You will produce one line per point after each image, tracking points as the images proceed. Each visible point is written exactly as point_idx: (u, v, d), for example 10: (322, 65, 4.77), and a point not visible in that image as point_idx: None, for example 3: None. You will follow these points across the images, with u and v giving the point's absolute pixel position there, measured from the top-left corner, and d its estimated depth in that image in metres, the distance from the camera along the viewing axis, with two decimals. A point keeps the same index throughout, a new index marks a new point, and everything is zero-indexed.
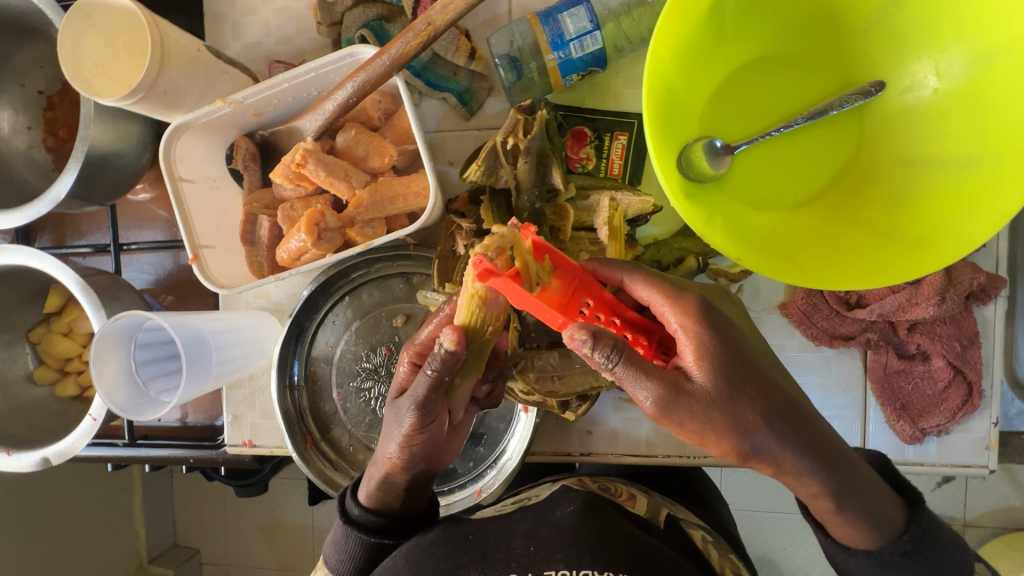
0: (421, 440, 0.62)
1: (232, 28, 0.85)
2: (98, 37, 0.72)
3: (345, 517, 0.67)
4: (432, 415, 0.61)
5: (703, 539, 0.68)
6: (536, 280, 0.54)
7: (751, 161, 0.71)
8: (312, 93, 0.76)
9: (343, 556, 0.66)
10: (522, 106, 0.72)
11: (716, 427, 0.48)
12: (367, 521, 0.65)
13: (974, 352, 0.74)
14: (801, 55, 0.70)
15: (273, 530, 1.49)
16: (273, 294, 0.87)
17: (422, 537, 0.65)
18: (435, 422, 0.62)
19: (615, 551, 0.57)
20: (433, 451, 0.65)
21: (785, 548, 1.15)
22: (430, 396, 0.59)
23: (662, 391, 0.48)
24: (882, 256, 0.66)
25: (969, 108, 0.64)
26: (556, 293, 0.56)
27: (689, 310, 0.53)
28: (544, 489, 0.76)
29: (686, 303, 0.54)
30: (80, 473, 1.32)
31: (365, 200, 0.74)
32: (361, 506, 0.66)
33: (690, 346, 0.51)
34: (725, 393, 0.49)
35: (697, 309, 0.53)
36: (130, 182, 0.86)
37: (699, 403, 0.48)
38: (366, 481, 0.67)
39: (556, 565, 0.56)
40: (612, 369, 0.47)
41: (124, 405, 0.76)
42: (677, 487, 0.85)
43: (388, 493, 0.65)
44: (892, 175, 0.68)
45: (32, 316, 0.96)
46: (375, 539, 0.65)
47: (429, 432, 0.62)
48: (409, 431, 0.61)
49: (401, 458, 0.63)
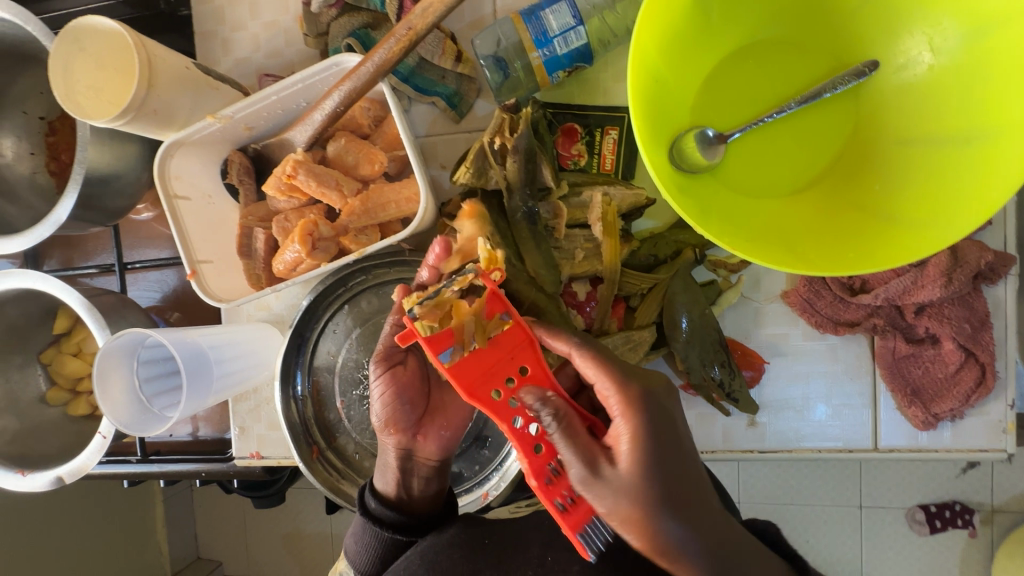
0: (392, 393, 0.68)
1: (223, 45, 0.86)
2: (90, 60, 0.73)
3: (364, 510, 0.67)
4: (395, 363, 0.69)
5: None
6: (472, 339, 0.59)
7: (745, 149, 0.70)
8: (301, 104, 0.77)
9: (363, 551, 0.66)
10: (507, 104, 0.72)
11: (625, 515, 0.48)
12: (383, 511, 0.65)
13: (985, 333, 0.72)
14: (791, 39, 0.69)
15: (293, 539, 1.50)
16: (274, 306, 0.88)
17: (441, 534, 0.64)
18: (393, 372, 0.68)
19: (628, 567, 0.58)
20: (415, 409, 0.69)
21: (808, 541, 1.14)
22: (393, 348, 0.69)
23: (583, 467, 0.50)
24: (880, 239, 0.64)
25: (969, 81, 0.62)
26: (486, 356, 0.59)
27: (634, 406, 0.52)
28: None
29: (628, 394, 0.53)
30: (100, 490, 1.34)
31: (358, 208, 0.74)
32: (378, 500, 0.66)
33: (626, 433, 0.51)
34: (645, 479, 0.48)
35: (638, 405, 0.52)
36: (131, 202, 0.87)
37: (619, 489, 0.48)
38: (378, 468, 0.69)
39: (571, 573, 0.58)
40: (549, 430, 0.52)
41: (129, 422, 0.78)
42: None
43: (388, 461, 0.68)
44: (890, 156, 0.67)
45: (43, 337, 0.98)
46: (391, 533, 0.65)
47: (400, 387, 0.68)
48: (376, 381, 0.68)
49: (382, 420, 0.68)
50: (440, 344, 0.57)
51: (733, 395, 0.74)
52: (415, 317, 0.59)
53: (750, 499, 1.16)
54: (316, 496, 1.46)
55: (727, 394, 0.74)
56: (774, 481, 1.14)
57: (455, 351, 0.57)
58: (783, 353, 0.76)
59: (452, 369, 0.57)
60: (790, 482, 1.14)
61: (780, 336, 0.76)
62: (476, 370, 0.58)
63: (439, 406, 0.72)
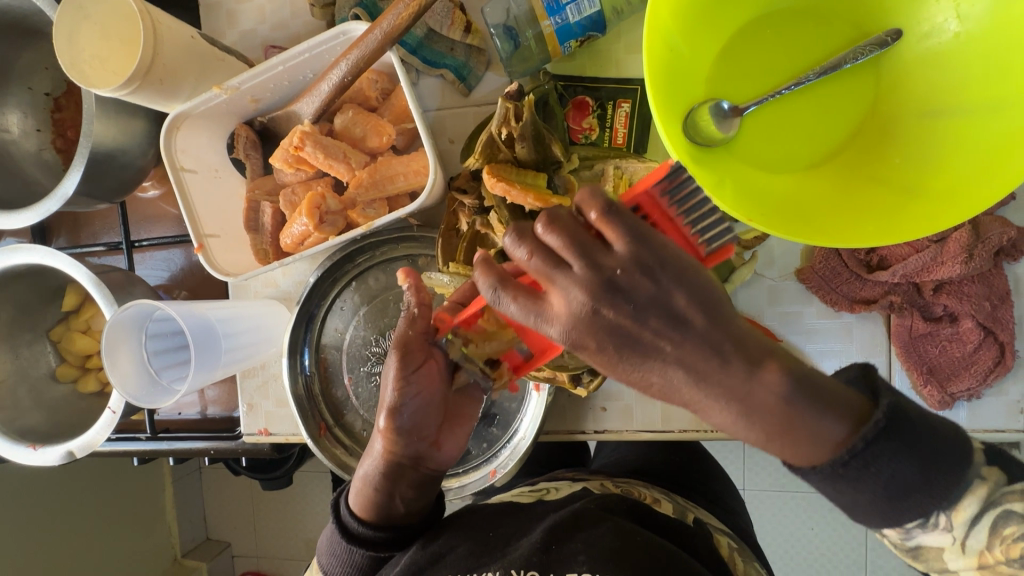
0: (412, 392, 0.63)
1: (229, 17, 0.85)
2: (93, 28, 0.72)
3: (348, 535, 0.65)
4: (425, 356, 0.63)
5: (729, 546, 0.69)
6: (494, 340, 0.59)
7: (761, 122, 0.68)
8: (308, 76, 0.76)
9: (337, 561, 0.65)
10: (512, 89, 0.65)
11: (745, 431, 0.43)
12: (372, 533, 0.64)
13: (1005, 311, 0.70)
14: (810, 8, 0.67)
15: (300, 521, 1.51)
16: (281, 282, 0.87)
17: (431, 541, 0.63)
18: (421, 368, 0.63)
19: (638, 560, 0.55)
20: (432, 413, 0.65)
21: (813, 528, 1.19)
22: (419, 339, 0.63)
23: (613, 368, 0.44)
24: (904, 212, 0.63)
25: (998, 48, 0.60)
26: (534, 341, 0.56)
27: (568, 324, 0.43)
28: (564, 484, 0.75)
29: (576, 335, 0.43)
30: (109, 468, 1.36)
31: (365, 180, 0.73)
32: (363, 523, 0.65)
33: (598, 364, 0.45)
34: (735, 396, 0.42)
35: (571, 324, 0.43)
36: (137, 178, 0.86)
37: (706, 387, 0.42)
38: (357, 489, 0.66)
39: (579, 568, 0.55)
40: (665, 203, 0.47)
41: (137, 394, 0.78)
42: (696, 487, 0.87)
43: (376, 478, 0.64)
44: (912, 129, 0.65)
45: (52, 316, 0.98)
46: (380, 552, 0.64)
47: (418, 385, 0.63)
48: (397, 377, 0.61)
49: (389, 422, 0.63)
50: (517, 363, 0.60)
51: None
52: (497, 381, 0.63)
53: (755, 487, 1.21)
54: (322, 480, 1.46)
55: None
56: (781, 471, 1.19)
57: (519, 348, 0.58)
58: (795, 330, 0.75)
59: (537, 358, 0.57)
60: (799, 473, 1.18)
61: (793, 314, 0.75)
62: (526, 337, 0.55)
63: (450, 420, 0.68)
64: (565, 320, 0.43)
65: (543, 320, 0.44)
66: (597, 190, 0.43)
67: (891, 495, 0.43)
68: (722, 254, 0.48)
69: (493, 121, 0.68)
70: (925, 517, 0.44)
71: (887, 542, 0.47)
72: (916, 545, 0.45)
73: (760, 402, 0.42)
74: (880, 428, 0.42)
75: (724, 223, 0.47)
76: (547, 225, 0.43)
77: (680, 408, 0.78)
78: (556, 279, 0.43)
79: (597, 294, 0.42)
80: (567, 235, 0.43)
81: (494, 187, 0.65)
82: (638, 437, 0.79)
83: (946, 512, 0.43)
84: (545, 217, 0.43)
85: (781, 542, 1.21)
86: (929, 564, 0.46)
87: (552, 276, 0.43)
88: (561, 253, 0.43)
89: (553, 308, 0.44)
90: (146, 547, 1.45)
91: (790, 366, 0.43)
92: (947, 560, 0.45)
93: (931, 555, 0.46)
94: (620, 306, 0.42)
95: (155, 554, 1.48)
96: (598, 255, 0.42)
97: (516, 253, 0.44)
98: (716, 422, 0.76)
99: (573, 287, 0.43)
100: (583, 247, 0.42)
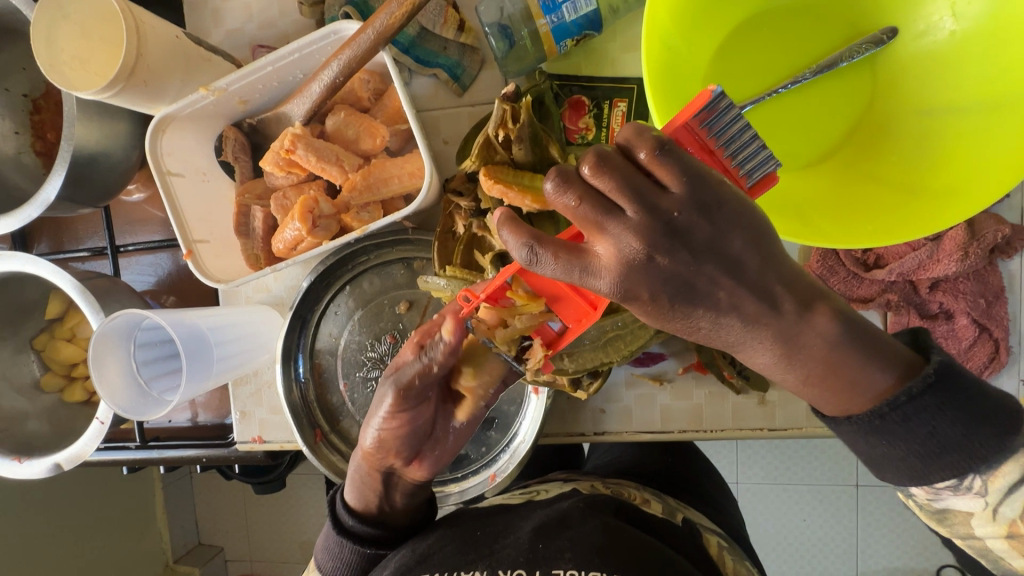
0: (404, 427, 0.61)
1: (214, 15, 0.83)
2: (73, 29, 0.70)
3: (339, 527, 0.65)
4: (424, 399, 0.61)
5: (719, 546, 0.68)
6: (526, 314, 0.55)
7: (762, 122, 0.66)
8: (298, 76, 0.74)
9: (331, 557, 0.65)
10: (508, 90, 0.64)
11: None
12: (361, 526, 0.64)
13: (1000, 308, 0.70)
14: (806, 6, 0.67)
15: (294, 524, 1.50)
16: (273, 288, 0.86)
17: (420, 541, 0.62)
18: (417, 405, 0.61)
19: (624, 559, 0.55)
20: (420, 438, 0.63)
21: (805, 519, 1.20)
22: (424, 387, 0.60)
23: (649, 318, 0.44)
24: (903, 212, 0.63)
25: (994, 47, 0.60)
26: (568, 310, 0.54)
27: (619, 273, 0.41)
28: (555, 486, 0.74)
29: (628, 285, 0.41)
30: (99, 476, 1.33)
31: (359, 183, 0.72)
32: (355, 516, 0.65)
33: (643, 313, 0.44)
34: None
35: (623, 273, 0.40)
36: (121, 181, 0.83)
37: None
38: (351, 485, 0.66)
39: (565, 565, 0.54)
40: (707, 137, 0.44)
41: (127, 406, 0.77)
42: (690, 487, 0.87)
43: (363, 476, 0.65)
44: (908, 127, 0.65)
45: (35, 324, 0.95)
46: (372, 550, 0.64)
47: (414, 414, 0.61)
48: (389, 413, 0.60)
49: (376, 442, 0.62)
50: (550, 339, 0.57)
51: (743, 373, 0.73)
52: (531, 362, 0.59)
53: (748, 480, 1.22)
54: (315, 482, 1.45)
55: (738, 372, 0.73)
56: (772, 464, 1.20)
57: (555, 319, 0.56)
58: None
59: (571, 330, 0.55)
60: (791, 465, 1.19)
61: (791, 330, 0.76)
62: (562, 306, 0.54)
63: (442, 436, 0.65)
64: (615, 269, 0.41)
65: (590, 275, 0.41)
66: (644, 127, 0.40)
67: (928, 451, 0.44)
68: (768, 179, 0.48)
69: (488, 122, 0.67)
70: (959, 479, 0.44)
71: (912, 504, 0.48)
72: (943, 506, 0.46)
73: (789, 360, 0.44)
74: (928, 384, 0.44)
75: (762, 153, 0.46)
76: (593, 166, 0.39)
77: (678, 409, 0.78)
78: (606, 228, 0.40)
79: (655, 240, 0.40)
80: (617, 176, 0.39)
81: (493, 189, 0.64)
82: (637, 438, 0.79)
83: (981, 476, 0.44)
84: (592, 157, 0.39)
85: (773, 534, 1.22)
86: (955, 528, 0.47)
87: (601, 224, 0.40)
88: (612, 196, 0.39)
89: (601, 260, 0.41)
90: (136, 555, 1.43)
91: (841, 311, 0.44)
92: (974, 526, 0.45)
93: (959, 519, 0.46)
94: (676, 252, 0.40)
95: (146, 562, 1.45)
96: (654, 197, 0.39)
97: (560, 201, 0.40)
98: (715, 421, 0.77)
99: (626, 234, 0.40)
100: (636, 176, 0.39)
